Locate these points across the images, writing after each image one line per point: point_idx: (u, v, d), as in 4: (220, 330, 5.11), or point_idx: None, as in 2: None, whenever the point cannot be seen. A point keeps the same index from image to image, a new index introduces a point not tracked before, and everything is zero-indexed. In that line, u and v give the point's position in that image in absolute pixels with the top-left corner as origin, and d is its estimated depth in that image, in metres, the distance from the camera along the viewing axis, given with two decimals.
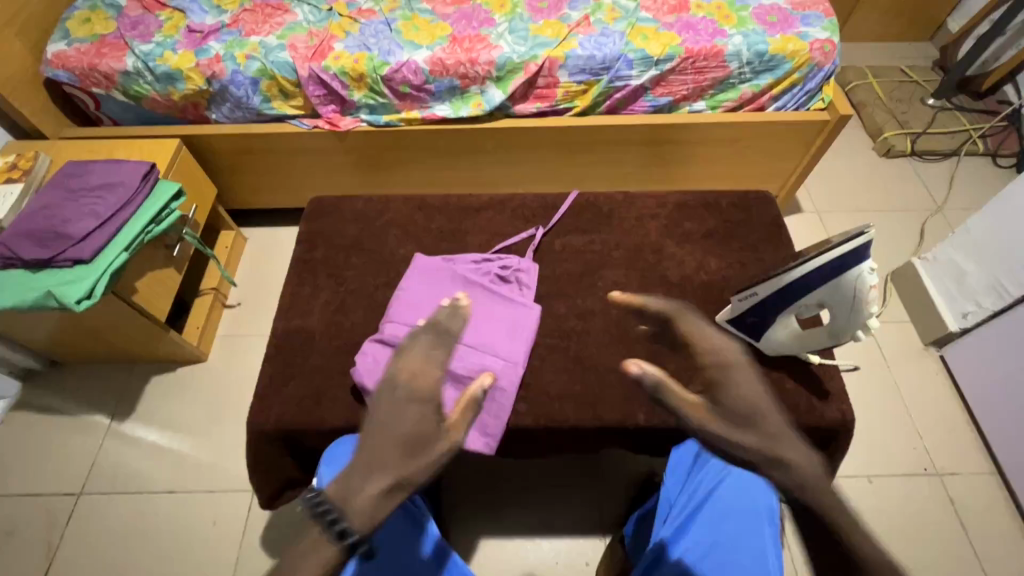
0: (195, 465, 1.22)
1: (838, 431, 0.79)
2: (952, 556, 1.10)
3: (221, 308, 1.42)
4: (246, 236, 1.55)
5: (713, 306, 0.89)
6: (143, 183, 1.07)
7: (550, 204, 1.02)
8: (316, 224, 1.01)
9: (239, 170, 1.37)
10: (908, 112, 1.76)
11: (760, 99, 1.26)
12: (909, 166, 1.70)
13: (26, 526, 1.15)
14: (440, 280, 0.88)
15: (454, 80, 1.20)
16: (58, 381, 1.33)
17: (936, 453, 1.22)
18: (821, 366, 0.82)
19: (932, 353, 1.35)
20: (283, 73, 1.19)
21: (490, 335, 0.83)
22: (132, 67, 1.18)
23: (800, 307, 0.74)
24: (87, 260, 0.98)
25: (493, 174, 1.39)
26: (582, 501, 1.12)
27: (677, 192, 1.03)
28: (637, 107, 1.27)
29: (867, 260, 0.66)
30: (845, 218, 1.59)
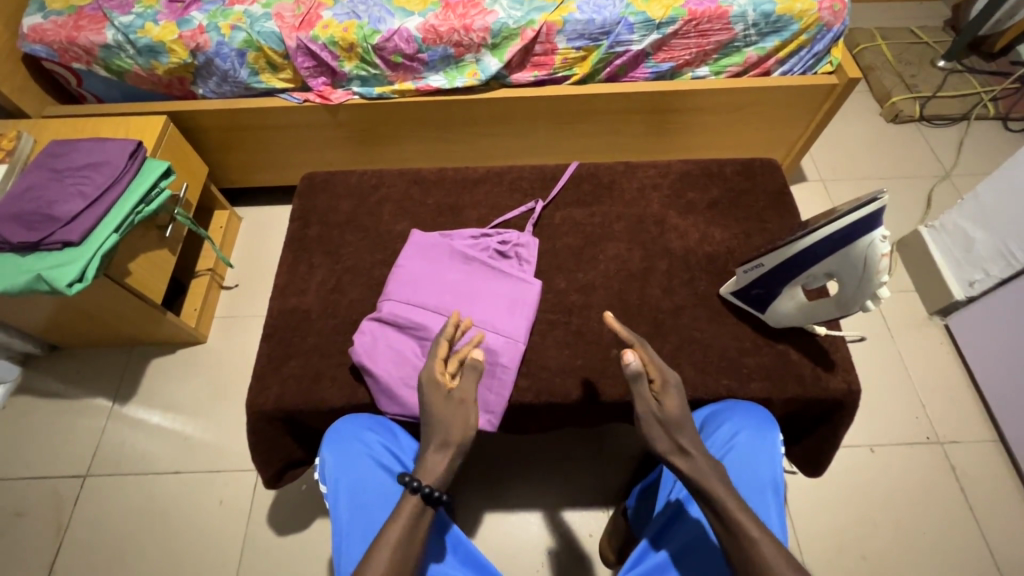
0: (199, 445, 1.23)
1: (844, 402, 0.78)
2: (952, 522, 1.12)
3: (218, 289, 1.41)
4: (240, 214, 1.52)
5: (716, 278, 0.87)
6: (131, 161, 1.05)
7: (549, 176, 0.99)
8: (309, 200, 0.98)
9: (230, 146, 1.33)
10: (918, 75, 1.71)
11: (765, 63, 1.22)
12: (917, 131, 1.66)
13: (34, 508, 1.16)
14: (437, 257, 0.86)
15: (448, 48, 1.16)
16: (57, 364, 1.33)
17: (938, 422, 1.22)
18: (828, 337, 0.81)
19: (936, 322, 1.34)
20: (270, 44, 1.15)
21: (490, 311, 0.82)
22: (113, 41, 1.13)
23: (807, 278, 0.72)
24: (77, 242, 0.95)
25: (490, 147, 1.36)
26: (584, 474, 1.12)
27: (680, 160, 1.00)
28: (638, 74, 1.23)
29: (879, 228, 0.63)
30: (850, 187, 1.56)
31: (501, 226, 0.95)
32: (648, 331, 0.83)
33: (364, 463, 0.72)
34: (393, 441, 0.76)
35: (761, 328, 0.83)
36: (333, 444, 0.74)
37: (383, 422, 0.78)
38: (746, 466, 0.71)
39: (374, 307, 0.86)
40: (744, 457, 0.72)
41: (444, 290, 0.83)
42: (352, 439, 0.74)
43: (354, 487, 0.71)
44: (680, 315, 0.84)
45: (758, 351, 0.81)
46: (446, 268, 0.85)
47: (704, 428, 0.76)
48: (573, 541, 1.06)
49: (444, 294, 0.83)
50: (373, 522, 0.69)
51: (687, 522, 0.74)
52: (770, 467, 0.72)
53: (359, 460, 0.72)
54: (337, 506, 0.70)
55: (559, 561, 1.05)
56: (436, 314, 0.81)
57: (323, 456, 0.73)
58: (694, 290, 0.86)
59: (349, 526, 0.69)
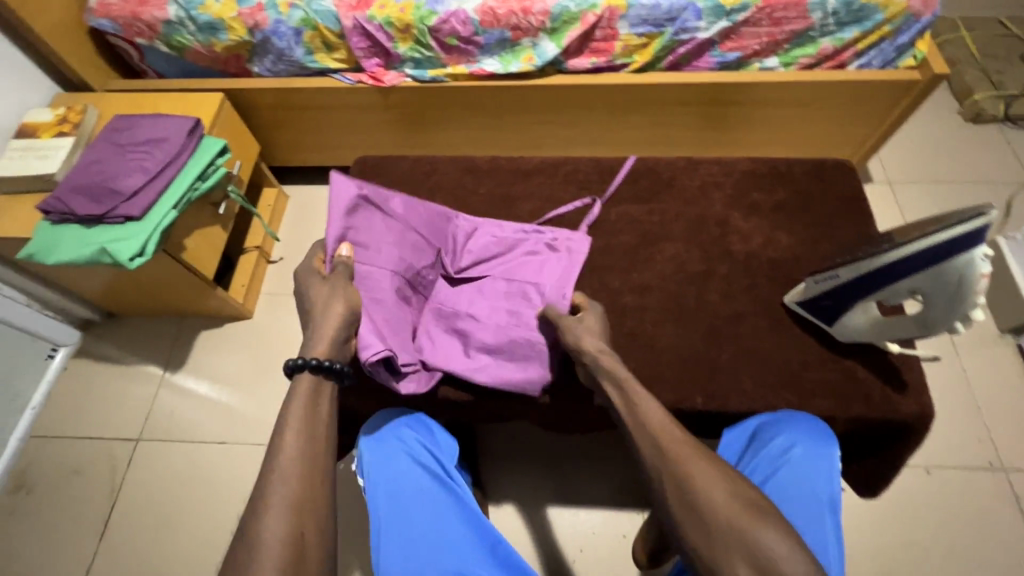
0: (242, 417, 1.26)
1: (914, 425, 0.73)
2: (1012, 555, 1.05)
3: (265, 266, 1.43)
4: (288, 193, 1.54)
5: (780, 286, 0.83)
6: (190, 138, 1.06)
7: (605, 169, 0.96)
8: (361, 185, 0.98)
9: (281, 125, 1.34)
10: (1005, 70, 1.57)
11: (842, 55, 1.14)
12: (999, 133, 1.54)
13: (90, 466, 1.22)
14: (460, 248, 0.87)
15: (505, 31, 1.12)
16: (113, 331, 1.38)
17: (1004, 447, 1.15)
18: (900, 356, 0.76)
19: (1008, 341, 1.25)
20: (327, 23, 1.13)
21: (523, 297, 0.81)
22: (174, 16, 1.14)
23: (887, 294, 0.68)
24: (138, 216, 0.97)
25: (539, 135, 1.33)
26: (620, 474, 1.10)
27: (745, 158, 0.95)
28: (702, 63, 1.17)
29: (982, 244, 0.58)
30: (921, 190, 1.46)
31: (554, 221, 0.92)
32: (704, 339, 0.80)
33: (401, 460, 0.73)
34: (428, 438, 0.76)
35: (826, 341, 0.78)
36: (372, 441, 0.75)
37: (423, 420, 0.79)
38: (802, 481, 0.67)
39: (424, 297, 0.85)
40: (801, 473, 0.67)
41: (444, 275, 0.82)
42: (389, 436, 0.75)
43: (393, 484, 0.71)
44: (739, 323, 0.80)
45: (822, 366, 0.76)
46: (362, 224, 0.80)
47: (757, 438, 0.72)
48: (605, 540, 1.05)
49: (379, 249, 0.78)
50: (409, 518, 0.68)
51: None
52: (829, 484, 0.67)
53: (397, 457, 0.73)
54: (376, 504, 0.70)
55: (591, 559, 1.04)
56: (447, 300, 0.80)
57: (363, 455, 0.74)
58: (755, 297, 0.82)
59: (387, 523, 0.68)
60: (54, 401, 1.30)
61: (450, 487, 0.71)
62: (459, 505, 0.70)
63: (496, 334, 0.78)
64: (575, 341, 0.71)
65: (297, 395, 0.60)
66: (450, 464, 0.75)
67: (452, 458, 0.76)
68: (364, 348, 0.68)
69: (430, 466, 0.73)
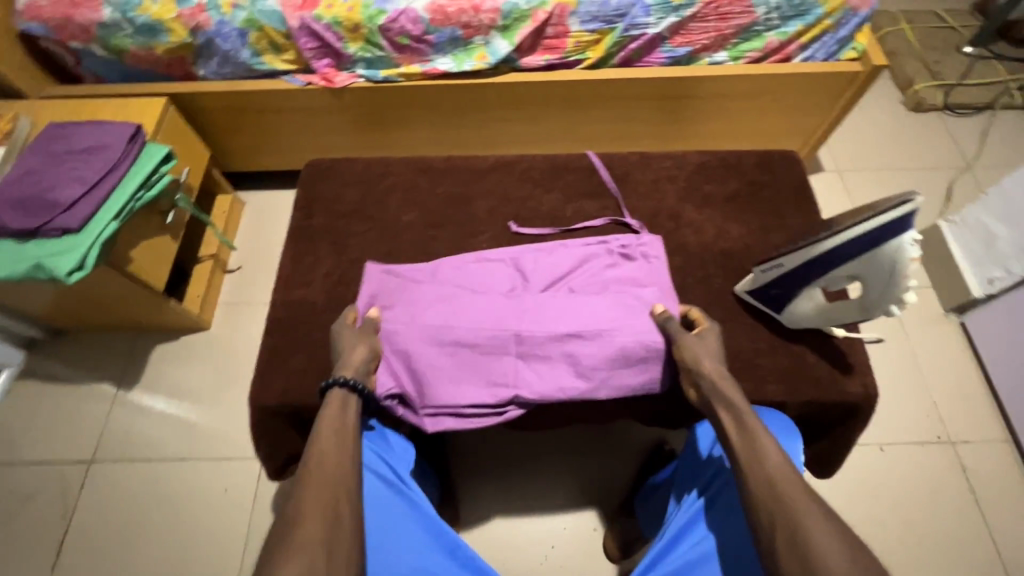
0: (203, 432, 1.22)
1: (861, 406, 0.76)
2: (961, 523, 1.10)
3: (222, 276, 1.39)
4: (244, 199, 1.50)
5: (732, 276, 0.85)
6: (131, 146, 1.02)
7: (560, 166, 0.97)
8: (314, 189, 0.95)
9: (232, 129, 1.30)
10: (942, 61, 1.64)
11: (786, 48, 1.17)
12: (939, 120, 1.61)
13: (42, 492, 1.17)
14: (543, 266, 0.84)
15: (457, 29, 1.11)
16: (60, 349, 1.32)
17: (951, 421, 1.20)
18: (846, 340, 0.79)
19: (952, 319, 1.31)
20: (273, 24, 1.11)
21: (621, 304, 0.78)
22: (110, 19, 1.09)
23: (829, 281, 0.70)
24: (76, 229, 0.93)
25: (498, 133, 1.32)
26: (589, 469, 1.11)
27: (696, 152, 0.97)
28: (653, 58, 1.18)
29: (910, 229, 0.61)
30: (868, 178, 1.51)
31: (525, 236, 0.91)
32: None
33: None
34: (381, 444, 0.74)
35: (777, 329, 0.80)
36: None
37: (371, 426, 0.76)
38: None
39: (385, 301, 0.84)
40: None
41: (484, 314, 0.77)
42: None
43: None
44: None
45: (774, 353, 0.78)
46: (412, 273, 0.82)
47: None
48: (576, 535, 1.06)
49: (420, 295, 0.80)
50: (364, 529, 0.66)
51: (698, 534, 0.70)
52: None
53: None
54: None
55: (563, 556, 1.04)
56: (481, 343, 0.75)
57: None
58: (708, 288, 0.84)
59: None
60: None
61: (405, 495, 0.69)
62: (416, 512, 0.68)
63: (603, 342, 0.75)
64: (694, 360, 0.69)
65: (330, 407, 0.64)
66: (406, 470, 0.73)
67: (407, 462, 0.74)
68: (378, 384, 0.72)
69: (384, 475, 0.70)
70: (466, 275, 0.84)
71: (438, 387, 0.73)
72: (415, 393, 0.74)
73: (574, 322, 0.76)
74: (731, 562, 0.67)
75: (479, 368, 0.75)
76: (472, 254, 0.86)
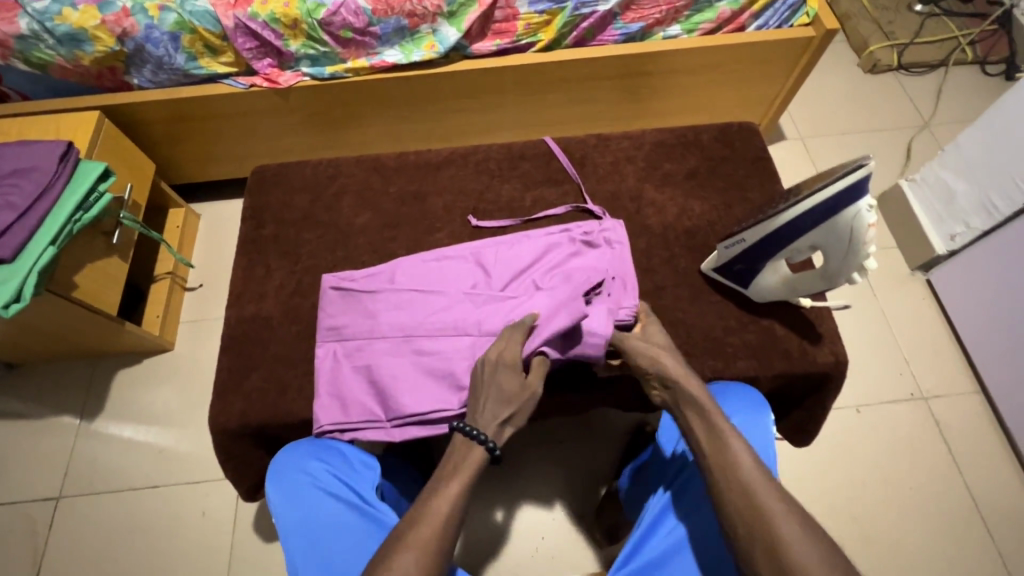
0: (174, 457, 1.18)
1: (831, 375, 0.76)
2: (938, 477, 1.13)
3: (181, 293, 1.33)
4: (198, 211, 1.44)
5: (697, 254, 0.84)
6: (62, 165, 0.96)
7: (517, 154, 0.94)
8: (262, 197, 0.91)
9: (176, 139, 1.24)
10: (895, 21, 1.65)
11: (739, 18, 1.15)
12: (895, 80, 1.62)
13: (7, 535, 1.11)
14: (500, 261, 0.82)
15: (401, 19, 1.07)
16: (14, 384, 1.25)
17: (922, 377, 1.22)
18: (813, 309, 0.78)
19: (918, 278, 1.33)
20: (206, 25, 1.04)
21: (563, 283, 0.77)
22: (27, 30, 1.02)
23: (791, 252, 0.70)
24: (9, 258, 0.87)
25: (456, 124, 1.29)
26: (572, 458, 1.10)
27: (654, 130, 0.95)
28: (606, 37, 1.16)
29: (865, 196, 0.61)
30: (830, 143, 1.52)
31: (485, 229, 0.88)
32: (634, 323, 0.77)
33: (309, 494, 0.67)
34: (340, 466, 0.71)
35: (744, 304, 0.80)
36: (276, 480, 0.69)
37: (332, 445, 0.73)
38: None
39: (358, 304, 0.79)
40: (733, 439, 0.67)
41: (434, 321, 0.76)
42: (294, 474, 0.68)
43: (305, 521, 0.65)
44: (661, 296, 0.81)
45: (743, 328, 0.78)
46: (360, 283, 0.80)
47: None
48: (563, 525, 1.05)
49: (367, 305, 0.78)
50: (329, 555, 0.63)
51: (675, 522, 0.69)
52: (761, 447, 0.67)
53: (304, 493, 0.67)
54: (288, 546, 0.64)
55: (553, 547, 1.04)
56: (432, 351, 0.74)
57: (267, 497, 0.68)
58: (674, 268, 0.83)
59: (304, 565, 0.63)
60: None
61: (368, 514, 0.66)
62: (381, 530, 0.65)
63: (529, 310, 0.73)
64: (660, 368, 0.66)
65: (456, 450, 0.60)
66: (369, 488, 0.70)
67: (370, 480, 0.71)
68: (320, 417, 0.73)
69: (345, 496, 0.67)
70: (424, 274, 0.81)
71: (393, 401, 0.72)
72: (374, 410, 0.73)
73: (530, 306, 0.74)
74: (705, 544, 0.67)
75: (434, 375, 0.73)
76: (429, 253, 0.83)
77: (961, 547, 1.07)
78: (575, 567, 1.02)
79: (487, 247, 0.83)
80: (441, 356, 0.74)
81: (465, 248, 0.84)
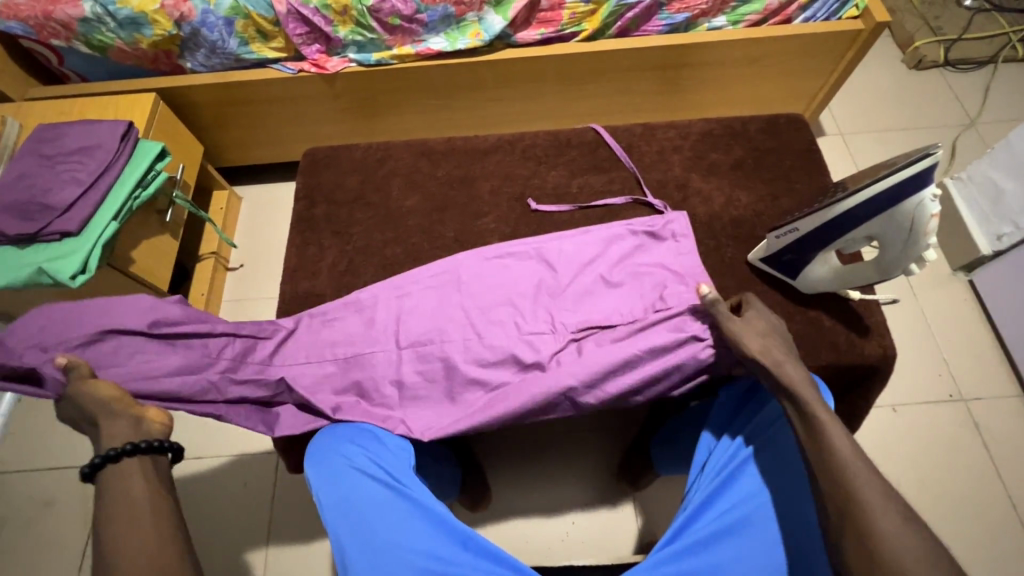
0: (217, 430, 1.22)
1: (878, 368, 0.76)
2: (977, 481, 1.11)
3: (224, 273, 1.37)
4: (241, 194, 1.48)
5: (742, 244, 0.84)
6: (124, 144, 0.99)
7: (562, 142, 0.95)
8: (314, 177, 0.94)
9: (225, 123, 1.28)
10: (942, 15, 1.61)
11: (786, 9, 1.14)
12: (940, 77, 1.58)
13: (61, 498, 1.17)
14: (568, 263, 0.83)
15: (448, 7, 1.08)
16: None
17: (962, 379, 1.21)
18: (862, 302, 0.78)
19: (960, 278, 1.31)
20: (259, 10, 1.07)
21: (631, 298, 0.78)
22: (90, 13, 1.05)
23: (846, 242, 0.70)
24: (76, 232, 0.92)
25: (494, 113, 1.30)
26: (605, 445, 1.12)
27: (700, 120, 0.95)
28: (650, 27, 1.15)
29: (930, 185, 0.61)
30: (871, 139, 1.49)
31: (530, 215, 0.90)
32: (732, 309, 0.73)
33: (346, 475, 0.66)
34: (375, 447, 0.70)
35: (791, 294, 0.80)
36: (314, 460, 0.69)
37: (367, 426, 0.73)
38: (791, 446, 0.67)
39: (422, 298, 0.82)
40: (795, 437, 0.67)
41: (501, 319, 0.78)
42: (332, 454, 0.68)
43: (344, 501, 0.64)
44: None
45: (790, 319, 0.78)
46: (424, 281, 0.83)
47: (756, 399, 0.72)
48: (595, 510, 1.06)
49: (428, 299, 0.81)
50: (369, 531, 0.62)
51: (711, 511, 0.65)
52: None
53: (341, 473, 0.66)
54: (330, 524, 0.63)
55: (583, 531, 1.05)
56: (493, 343, 0.76)
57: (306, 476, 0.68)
58: (720, 259, 0.83)
59: (347, 540, 0.62)
60: (10, 435, 1.22)
61: (402, 490, 0.65)
62: (419, 508, 0.64)
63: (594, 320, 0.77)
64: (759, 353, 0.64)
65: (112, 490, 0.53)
66: (403, 468, 0.69)
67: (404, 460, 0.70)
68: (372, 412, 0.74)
69: (378, 474, 0.66)
70: (488, 271, 0.83)
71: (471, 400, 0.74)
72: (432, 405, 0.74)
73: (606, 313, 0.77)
74: (746, 542, 0.62)
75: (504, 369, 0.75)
76: (492, 249, 0.85)
77: (1001, 552, 1.05)
78: (605, 552, 1.03)
79: (553, 243, 0.85)
80: (512, 354, 0.75)
81: (522, 244, 0.86)
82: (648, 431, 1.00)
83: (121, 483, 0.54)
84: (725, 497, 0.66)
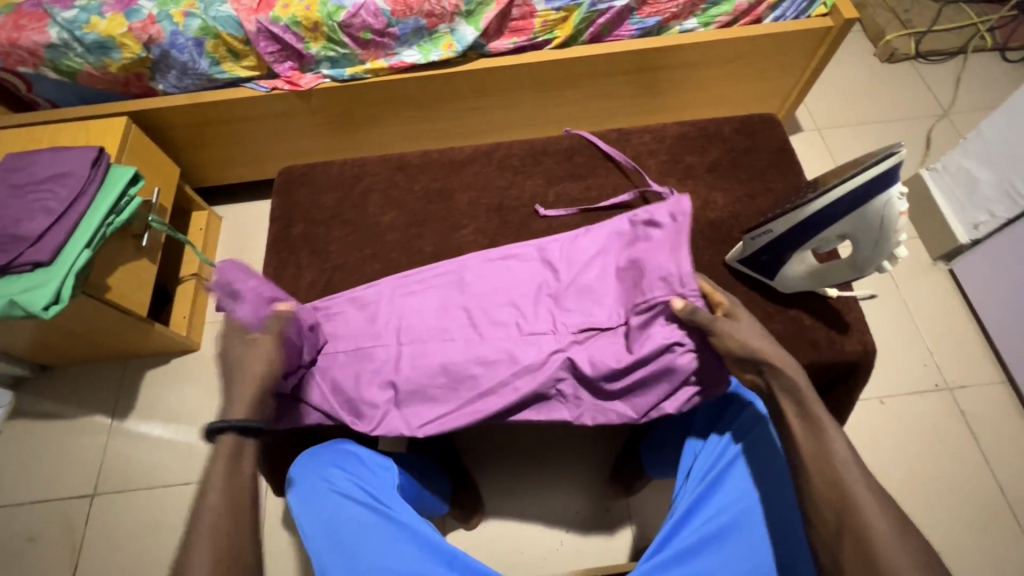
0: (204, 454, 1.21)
1: (859, 364, 0.77)
2: (964, 469, 1.12)
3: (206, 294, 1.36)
4: (221, 214, 1.46)
5: (721, 247, 0.84)
6: (95, 169, 0.98)
7: (537, 150, 0.95)
8: (290, 196, 0.93)
9: (201, 143, 1.26)
10: (911, 9, 1.63)
11: (756, 10, 1.15)
12: (912, 69, 1.60)
13: (46, 532, 1.14)
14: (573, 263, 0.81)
15: (420, 19, 1.07)
16: (49, 386, 1.28)
17: (947, 368, 1.21)
18: (840, 299, 0.79)
19: (940, 268, 1.32)
20: (229, 30, 1.06)
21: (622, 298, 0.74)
22: (57, 39, 1.04)
23: (820, 241, 0.70)
24: (48, 261, 0.90)
25: (473, 122, 1.30)
26: (596, 451, 1.11)
27: (675, 122, 0.95)
28: (623, 32, 1.16)
29: (896, 184, 0.62)
30: (847, 133, 1.51)
31: (509, 226, 0.90)
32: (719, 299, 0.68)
33: (327, 498, 0.66)
34: (358, 469, 0.70)
35: (770, 295, 0.80)
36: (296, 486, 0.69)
37: (348, 451, 0.73)
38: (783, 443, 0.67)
39: (423, 298, 0.80)
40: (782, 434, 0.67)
41: (503, 319, 0.76)
42: (314, 478, 0.68)
43: (327, 524, 0.64)
44: None
45: (770, 319, 0.78)
46: (427, 282, 0.82)
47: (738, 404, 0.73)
48: (586, 518, 1.06)
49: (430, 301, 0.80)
50: (352, 553, 0.61)
51: (701, 519, 0.65)
52: None
53: (322, 496, 0.66)
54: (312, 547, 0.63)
55: (577, 539, 1.04)
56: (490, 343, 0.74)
57: (288, 502, 0.68)
58: (699, 261, 0.83)
59: (332, 565, 0.61)
60: None
61: (384, 511, 0.65)
62: (402, 528, 0.63)
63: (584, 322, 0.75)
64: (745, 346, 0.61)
65: (213, 462, 0.53)
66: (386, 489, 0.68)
67: (386, 483, 0.70)
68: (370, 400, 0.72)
69: (361, 495, 0.66)
70: (495, 272, 0.82)
71: (473, 393, 0.72)
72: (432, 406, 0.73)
73: (610, 305, 0.75)
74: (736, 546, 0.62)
75: (500, 369, 0.73)
76: (496, 252, 0.84)
77: (991, 538, 1.06)
78: (600, 559, 1.03)
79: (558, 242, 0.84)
80: (508, 353, 0.73)
81: (528, 245, 0.85)
82: (637, 436, 1.00)
83: (226, 460, 0.53)
84: (711, 506, 0.66)
